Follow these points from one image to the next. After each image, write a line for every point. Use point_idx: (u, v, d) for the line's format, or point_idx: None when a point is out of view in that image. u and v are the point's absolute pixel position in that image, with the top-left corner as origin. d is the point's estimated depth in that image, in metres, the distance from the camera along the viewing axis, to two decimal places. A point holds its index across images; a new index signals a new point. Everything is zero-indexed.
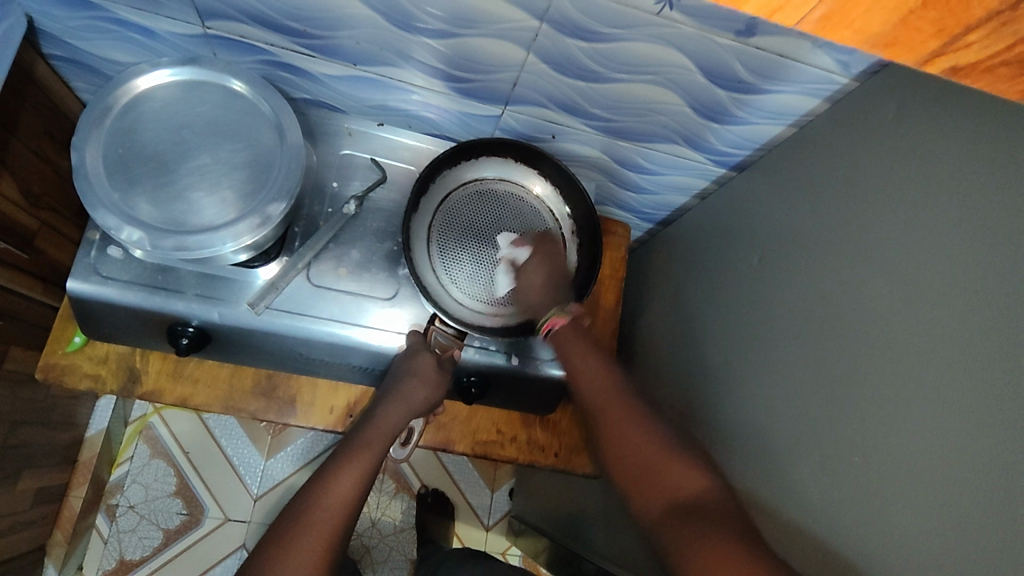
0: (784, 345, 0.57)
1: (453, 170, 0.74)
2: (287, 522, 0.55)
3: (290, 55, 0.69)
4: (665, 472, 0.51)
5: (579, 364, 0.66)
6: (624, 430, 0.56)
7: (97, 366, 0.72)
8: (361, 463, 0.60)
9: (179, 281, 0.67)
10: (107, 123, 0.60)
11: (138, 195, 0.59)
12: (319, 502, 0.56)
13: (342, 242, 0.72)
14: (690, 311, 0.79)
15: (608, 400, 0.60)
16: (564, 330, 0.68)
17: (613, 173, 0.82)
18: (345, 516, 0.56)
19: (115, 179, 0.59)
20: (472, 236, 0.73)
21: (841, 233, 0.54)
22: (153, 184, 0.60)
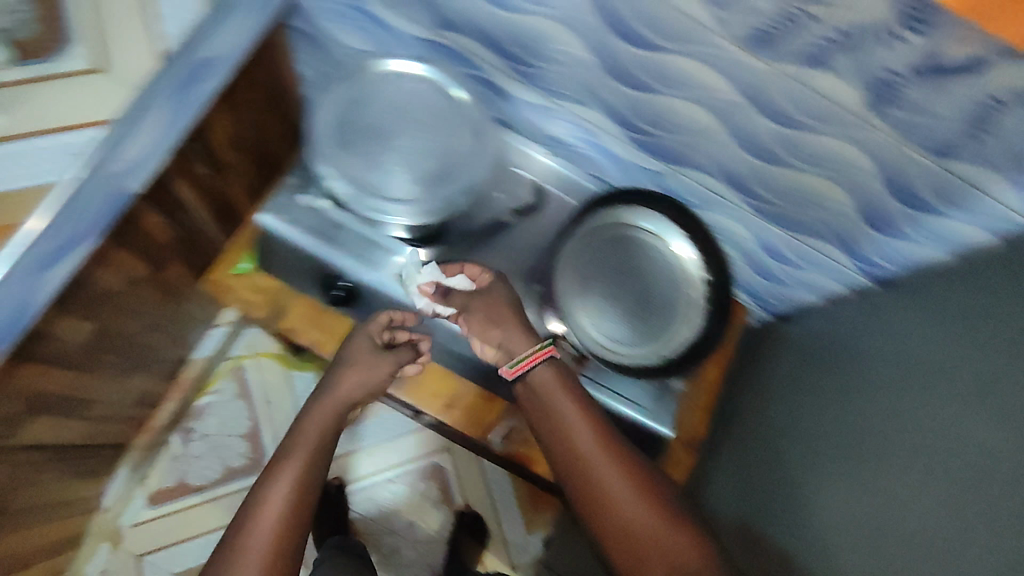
0: (887, 479, 0.62)
1: (613, 211, 0.76)
2: (241, 532, 0.58)
3: (498, 74, 0.75)
4: (666, 547, 0.58)
5: (560, 410, 0.65)
6: (616, 496, 0.60)
7: (253, 292, 0.80)
8: (292, 466, 0.63)
9: (349, 240, 0.74)
10: (344, 87, 0.70)
11: (350, 152, 0.68)
12: (269, 513, 0.59)
13: (490, 246, 0.78)
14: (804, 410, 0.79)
15: (598, 454, 0.63)
16: (543, 374, 0.66)
17: (750, 253, 0.84)
18: (293, 520, 0.59)
19: (335, 134, 0.68)
20: (609, 276, 0.75)
21: (989, 376, 0.53)
22: (363, 148, 0.68)
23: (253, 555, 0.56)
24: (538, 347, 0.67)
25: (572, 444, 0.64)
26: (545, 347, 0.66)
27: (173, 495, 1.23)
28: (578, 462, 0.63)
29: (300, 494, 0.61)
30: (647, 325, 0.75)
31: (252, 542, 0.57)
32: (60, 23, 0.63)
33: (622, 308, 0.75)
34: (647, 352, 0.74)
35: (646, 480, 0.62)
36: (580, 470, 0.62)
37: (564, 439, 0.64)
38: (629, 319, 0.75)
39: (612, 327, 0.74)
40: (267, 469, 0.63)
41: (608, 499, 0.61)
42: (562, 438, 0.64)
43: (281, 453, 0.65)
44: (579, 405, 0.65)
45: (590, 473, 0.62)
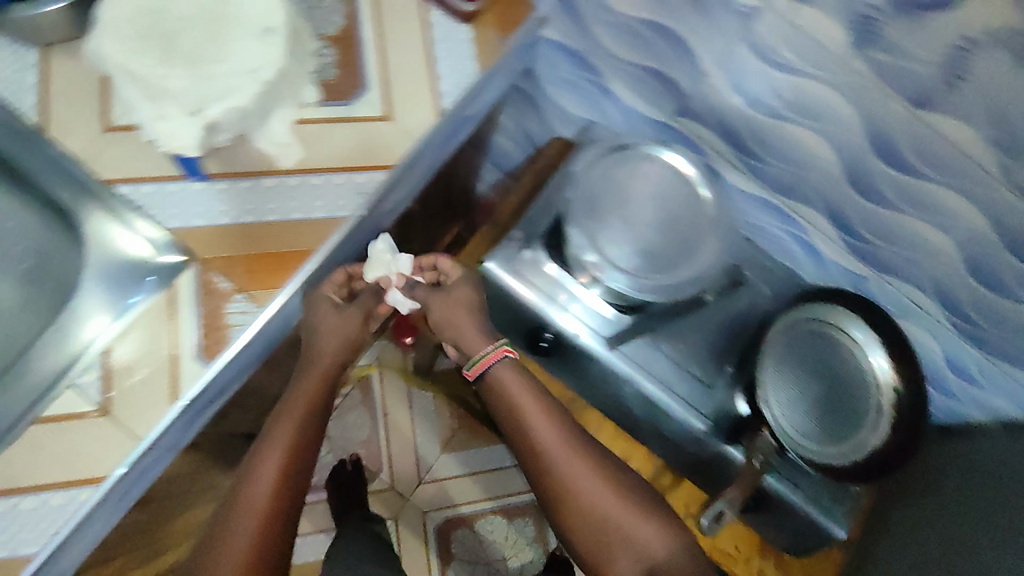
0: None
1: (814, 306, 0.78)
2: (239, 493, 0.56)
3: (723, 163, 0.78)
4: (636, 540, 0.60)
5: (533, 421, 0.64)
6: (597, 497, 0.62)
7: (451, 328, 0.85)
8: (285, 426, 0.59)
9: (564, 298, 0.78)
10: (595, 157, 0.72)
11: (601, 221, 0.70)
12: (256, 473, 0.56)
13: (688, 323, 0.80)
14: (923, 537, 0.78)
15: (540, 435, 0.64)
16: (502, 367, 0.65)
17: (931, 366, 0.85)
18: (287, 478, 0.57)
19: (587, 203, 0.70)
20: (805, 367, 0.76)
21: None
22: (612, 216, 0.70)
23: (252, 515, 0.54)
24: (501, 344, 0.66)
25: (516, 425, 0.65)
26: (499, 348, 0.65)
27: None
28: (538, 457, 0.63)
29: (289, 458, 0.58)
30: (835, 425, 0.75)
31: (252, 502, 0.55)
32: (358, 69, 0.70)
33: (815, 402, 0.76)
34: (838, 451, 0.75)
35: (608, 473, 0.63)
36: (531, 457, 0.64)
37: (524, 440, 0.65)
38: (819, 414, 0.76)
39: (807, 422, 0.76)
40: (263, 430, 0.60)
41: (576, 493, 0.62)
42: (522, 437, 0.65)
43: (281, 409, 0.60)
44: (532, 392, 0.65)
45: (574, 477, 0.62)
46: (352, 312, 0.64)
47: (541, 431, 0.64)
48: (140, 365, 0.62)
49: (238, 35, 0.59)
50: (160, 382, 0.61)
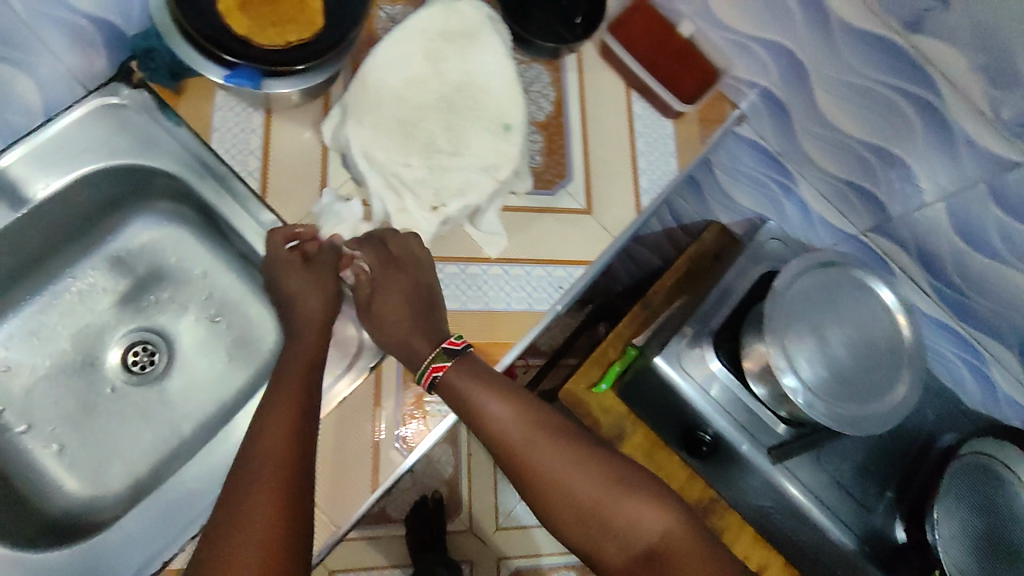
0: None
1: (990, 445, 0.77)
2: (231, 503, 0.48)
3: (910, 286, 0.78)
4: (614, 512, 0.52)
5: (482, 404, 0.56)
6: (587, 488, 0.53)
7: (602, 413, 0.84)
8: (284, 432, 0.52)
9: (733, 407, 0.76)
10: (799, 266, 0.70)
11: (801, 337, 0.67)
12: (253, 473, 0.50)
13: (851, 442, 0.80)
14: None
15: (538, 446, 0.55)
16: (453, 379, 0.57)
17: None
18: (285, 479, 0.50)
19: (790, 314, 0.68)
20: (976, 504, 0.74)
21: None
22: (812, 334, 0.68)
23: (245, 523, 0.47)
24: (431, 360, 0.57)
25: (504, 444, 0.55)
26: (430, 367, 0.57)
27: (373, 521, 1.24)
28: (496, 442, 0.55)
29: (288, 467, 0.50)
30: (1000, 572, 0.72)
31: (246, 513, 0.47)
32: (564, 158, 0.70)
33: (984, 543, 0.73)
34: None
35: (580, 445, 0.55)
36: (528, 475, 0.54)
37: (486, 428, 0.56)
38: (986, 557, 0.72)
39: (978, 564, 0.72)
40: (249, 438, 0.52)
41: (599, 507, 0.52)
42: (477, 425, 0.56)
43: (265, 407, 0.54)
44: (493, 386, 0.57)
45: (533, 458, 0.54)
46: (322, 271, 0.62)
47: (482, 400, 0.56)
48: (341, 444, 0.60)
49: (478, 126, 0.61)
50: (363, 467, 0.59)
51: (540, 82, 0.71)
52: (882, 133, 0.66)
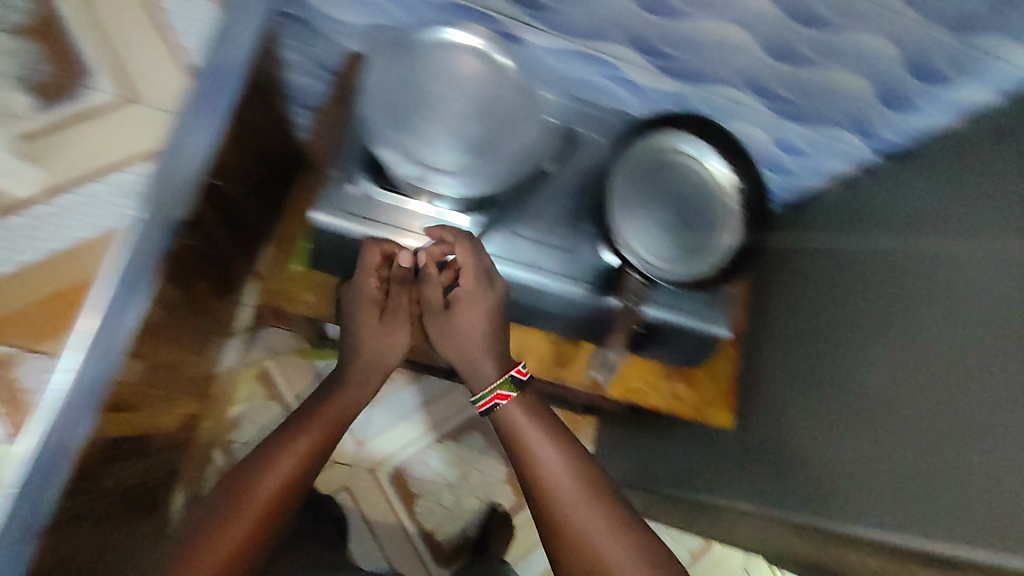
0: (876, 432, 0.72)
1: (648, 136, 0.82)
2: (239, 487, 0.68)
3: (518, 25, 0.75)
4: (597, 543, 0.69)
5: (532, 446, 0.75)
6: (609, 557, 0.68)
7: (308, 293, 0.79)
8: (316, 434, 0.74)
9: (414, 225, 0.74)
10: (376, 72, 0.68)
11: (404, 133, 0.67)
12: (229, 514, 0.66)
13: (536, 196, 0.79)
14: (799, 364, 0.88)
15: (573, 498, 0.71)
16: (507, 412, 0.76)
17: (765, 153, 0.91)
18: (273, 498, 0.69)
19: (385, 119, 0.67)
20: (656, 197, 0.81)
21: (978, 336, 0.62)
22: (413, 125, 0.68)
23: (228, 530, 0.65)
24: (498, 389, 0.77)
25: (551, 501, 0.72)
26: (495, 395, 0.77)
27: None
28: (543, 490, 0.72)
29: (290, 480, 0.70)
30: (698, 241, 0.81)
31: (260, 491, 0.68)
32: None
33: (675, 225, 0.81)
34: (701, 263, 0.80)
35: (596, 485, 0.73)
36: (545, 501, 0.72)
37: (536, 480, 0.73)
38: (682, 235, 0.81)
39: (665, 248, 0.80)
40: (238, 468, 0.70)
41: (563, 501, 0.71)
42: (527, 461, 0.74)
43: (268, 450, 0.71)
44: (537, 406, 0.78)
45: (560, 510, 0.71)
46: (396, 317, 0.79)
47: (533, 436, 0.75)
48: None
49: None
50: None
51: None
52: None
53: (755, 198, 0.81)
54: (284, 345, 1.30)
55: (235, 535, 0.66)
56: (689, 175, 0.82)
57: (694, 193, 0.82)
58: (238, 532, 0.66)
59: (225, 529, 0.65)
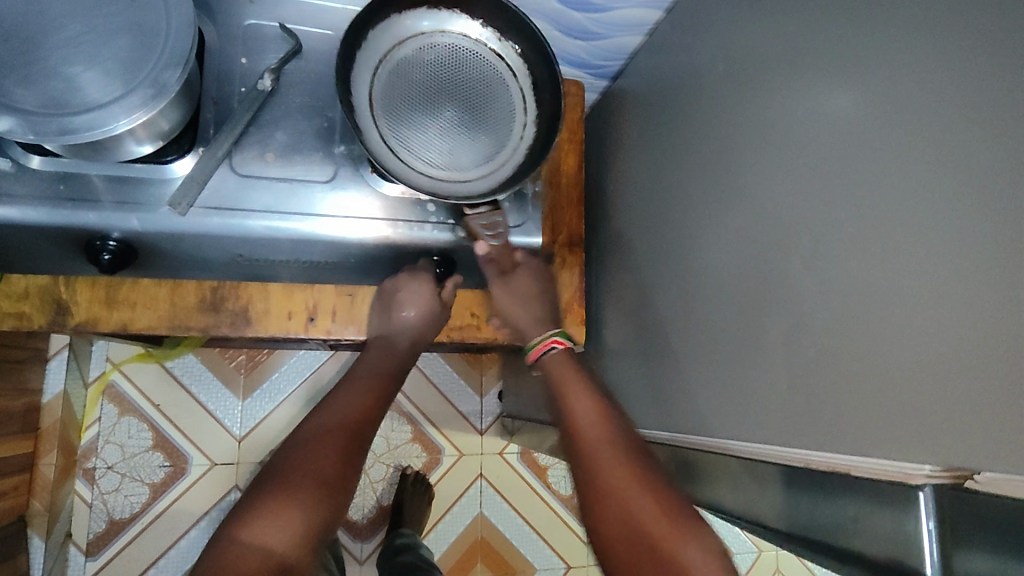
0: (698, 310, 0.61)
1: (381, 27, 0.65)
2: (324, 414, 0.60)
3: None
4: (624, 492, 0.54)
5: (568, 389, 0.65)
6: (635, 494, 0.53)
7: (17, 303, 0.64)
8: (370, 379, 0.66)
9: (89, 189, 0.59)
10: None
11: (6, 80, 0.49)
12: (318, 427, 0.58)
13: (263, 124, 0.65)
14: (638, 255, 0.76)
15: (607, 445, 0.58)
16: (555, 358, 0.68)
17: (557, 16, 0.75)
18: (357, 425, 0.60)
19: None
20: (421, 96, 0.65)
21: (780, 175, 0.50)
22: (19, 64, 0.49)
23: (330, 446, 0.56)
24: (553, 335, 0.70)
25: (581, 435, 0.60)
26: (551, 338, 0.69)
27: (110, 536, 1.14)
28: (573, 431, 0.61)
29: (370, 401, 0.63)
30: (490, 131, 0.66)
31: (337, 422, 0.59)
32: None
33: (456, 122, 0.65)
34: (501, 158, 0.67)
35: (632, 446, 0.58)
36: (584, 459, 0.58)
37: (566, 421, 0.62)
38: (467, 133, 0.66)
39: (453, 155, 0.66)
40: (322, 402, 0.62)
41: (585, 442, 0.59)
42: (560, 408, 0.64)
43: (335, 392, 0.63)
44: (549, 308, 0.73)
45: (589, 452, 0.58)
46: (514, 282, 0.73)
47: (568, 385, 0.65)
48: None
49: None
50: None
51: None
52: None
53: (536, 55, 0.67)
54: (127, 352, 1.19)
55: (327, 456, 0.55)
56: (457, 53, 0.66)
57: (471, 73, 0.66)
58: (331, 466, 0.55)
59: (313, 456, 0.55)
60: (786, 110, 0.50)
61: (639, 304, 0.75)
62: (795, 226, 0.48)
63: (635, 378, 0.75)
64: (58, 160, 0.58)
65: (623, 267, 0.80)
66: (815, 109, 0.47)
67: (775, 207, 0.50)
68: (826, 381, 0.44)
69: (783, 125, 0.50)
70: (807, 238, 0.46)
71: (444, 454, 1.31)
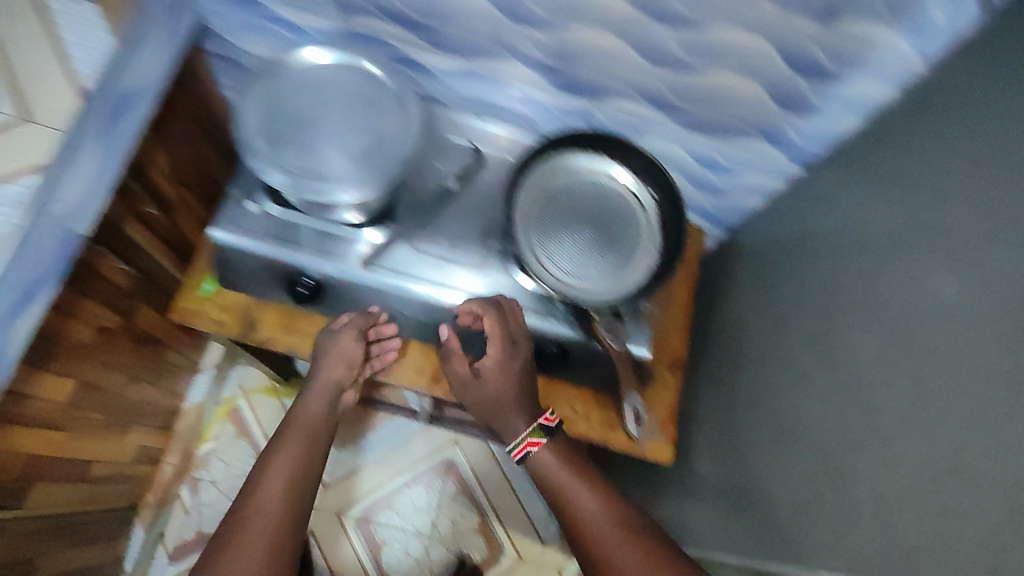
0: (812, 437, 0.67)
1: (544, 161, 0.81)
2: (251, 482, 0.69)
3: (410, 48, 0.77)
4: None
5: (570, 488, 0.71)
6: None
7: (222, 311, 0.82)
8: (298, 438, 0.73)
9: (303, 237, 0.76)
10: (267, 87, 0.71)
11: (285, 149, 0.69)
12: (256, 503, 0.66)
13: (439, 215, 0.80)
14: (746, 382, 0.82)
15: (613, 532, 0.67)
16: (540, 457, 0.73)
17: (694, 174, 0.88)
18: (293, 499, 0.67)
19: (267, 135, 0.69)
20: (566, 219, 0.79)
21: (884, 327, 0.57)
22: (295, 140, 0.69)
23: (257, 526, 0.64)
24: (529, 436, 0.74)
25: (585, 526, 0.69)
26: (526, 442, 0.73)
27: (193, 547, 1.22)
28: (579, 522, 0.69)
29: (293, 462, 0.71)
30: (618, 253, 0.78)
31: (267, 511, 0.65)
32: None
33: (591, 243, 0.78)
34: (621, 276, 0.77)
35: (628, 528, 0.68)
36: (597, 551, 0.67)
37: (568, 511, 0.70)
38: (599, 252, 0.78)
39: (582, 268, 0.77)
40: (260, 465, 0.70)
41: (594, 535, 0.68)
42: (558, 498, 0.71)
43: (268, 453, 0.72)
44: (526, 398, 0.76)
45: (602, 542, 0.67)
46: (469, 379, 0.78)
47: (568, 483, 0.71)
48: None
49: None
50: None
51: None
52: None
53: (666, 198, 0.79)
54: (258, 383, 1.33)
55: (249, 545, 0.62)
56: (600, 190, 0.80)
57: (608, 207, 0.80)
58: (258, 551, 0.62)
59: (235, 544, 0.62)
60: (893, 281, 0.57)
61: (743, 430, 0.80)
62: (901, 372, 0.54)
63: (750, 499, 0.78)
64: (291, 211, 0.76)
65: (722, 397, 0.86)
66: (918, 282, 0.53)
67: (882, 354, 0.57)
68: (956, 523, 0.48)
69: (885, 288, 0.58)
70: (914, 385, 0.53)
71: (504, 555, 1.31)
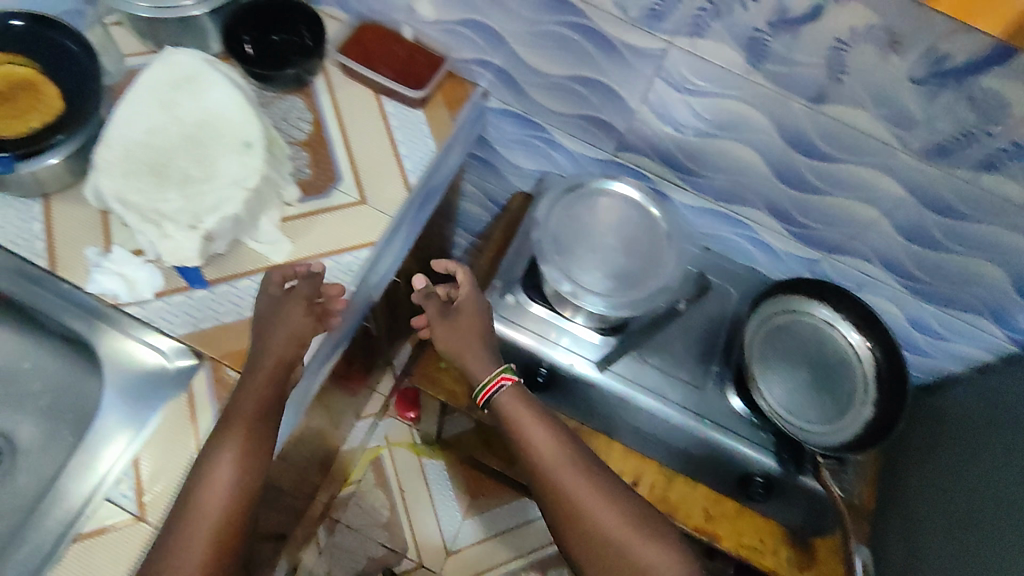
0: None
1: (770, 300, 0.87)
2: (190, 492, 0.57)
3: (666, 184, 0.88)
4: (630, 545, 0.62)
5: (525, 425, 0.68)
6: (601, 519, 0.63)
7: (454, 383, 0.91)
8: (247, 418, 0.59)
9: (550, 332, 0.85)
10: (558, 202, 0.82)
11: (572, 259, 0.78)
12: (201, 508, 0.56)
13: (666, 331, 0.88)
14: (941, 548, 0.79)
15: (573, 474, 0.65)
16: (508, 393, 0.69)
17: (899, 333, 0.93)
18: (236, 485, 0.57)
19: (557, 245, 0.79)
20: (788, 358, 0.83)
21: None
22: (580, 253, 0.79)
23: (203, 523, 0.56)
24: (498, 372, 0.70)
25: (546, 466, 0.66)
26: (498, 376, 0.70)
27: None
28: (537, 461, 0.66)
29: (247, 439, 0.59)
30: (836, 400, 0.81)
31: (207, 509, 0.56)
32: (331, 166, 0.78)
33: (810, 385, 0.82)
34: (839, 424, 0.80)
35: (583, 462, 0.67)
36: (553, 490, 0.65)
37: (523, 445, 0.68)
38: (817, 395, 0.81)
39: (801, 408, 0.80)
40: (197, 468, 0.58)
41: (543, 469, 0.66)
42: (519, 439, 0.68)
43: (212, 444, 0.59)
44: (492, 353, 0.72)
45: (562, 486, 0.65)
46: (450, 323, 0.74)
47: (524, 422, 0.68)
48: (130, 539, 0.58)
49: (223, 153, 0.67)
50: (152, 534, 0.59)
51: (294, 110, 0.79)
52: (577, 64, 0.76)
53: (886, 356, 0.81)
54: (403, 437, 1.42)
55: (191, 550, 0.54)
56: (822, 337, 0.84)
57: (830, 354, 0.83)
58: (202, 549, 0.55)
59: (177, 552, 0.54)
60: None
61: None
62: None
63: None
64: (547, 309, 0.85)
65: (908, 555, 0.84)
66: None
67: None
68: None
69: None
70: None
71: None
